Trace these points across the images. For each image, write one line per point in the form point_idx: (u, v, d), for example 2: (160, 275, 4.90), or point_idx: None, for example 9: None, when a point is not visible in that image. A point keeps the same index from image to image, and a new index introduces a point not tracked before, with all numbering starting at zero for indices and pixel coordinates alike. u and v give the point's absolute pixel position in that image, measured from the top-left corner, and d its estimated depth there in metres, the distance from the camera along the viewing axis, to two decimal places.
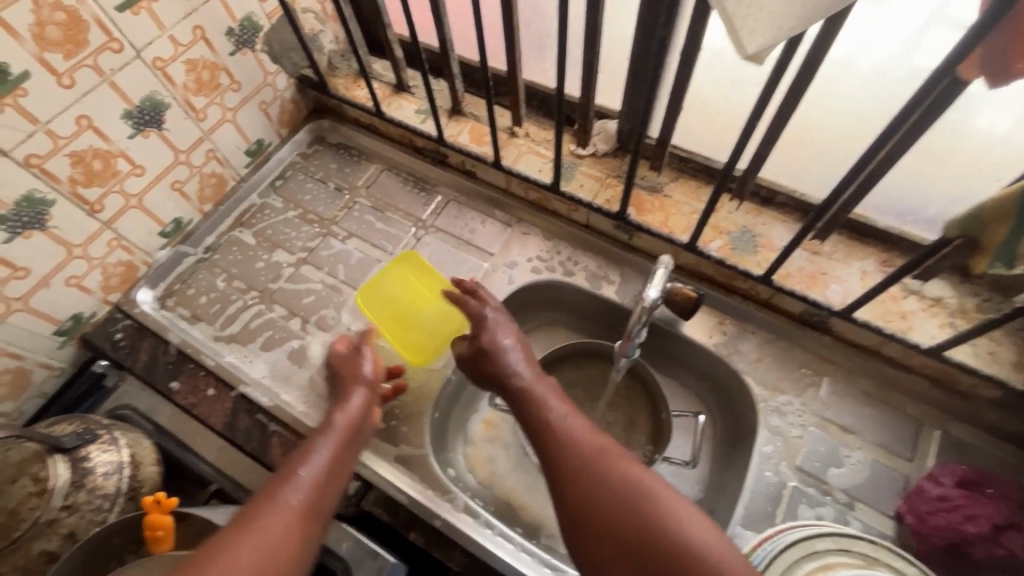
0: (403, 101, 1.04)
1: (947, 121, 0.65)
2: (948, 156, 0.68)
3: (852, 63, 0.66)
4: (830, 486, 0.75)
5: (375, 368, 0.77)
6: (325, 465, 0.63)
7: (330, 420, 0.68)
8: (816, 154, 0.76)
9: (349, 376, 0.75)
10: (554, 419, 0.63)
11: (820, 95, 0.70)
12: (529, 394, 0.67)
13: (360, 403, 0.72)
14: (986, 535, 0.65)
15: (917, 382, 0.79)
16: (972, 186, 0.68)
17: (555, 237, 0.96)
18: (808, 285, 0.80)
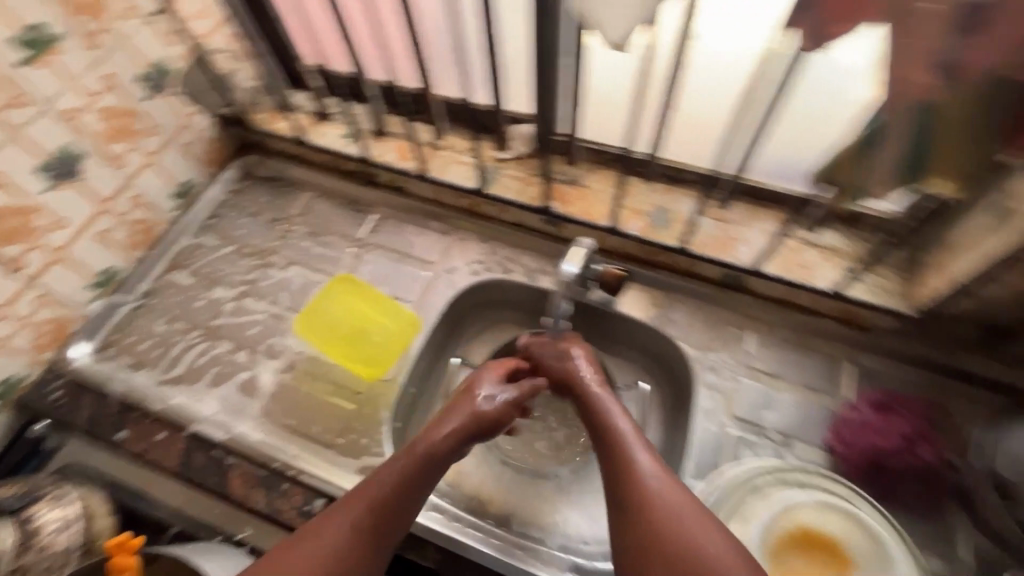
0: (327, 129, 1.07)
1: (808, 79, 0.69)
2: (814, 114, 0.73)
3: (711, 48, 0.71)
4: (766, 428, 0.82)
5: (506, 413, 0.73)
6: (410, 489, 0.63)
7: (429, 443, 0.66)
8: (701, 132, 0.83)
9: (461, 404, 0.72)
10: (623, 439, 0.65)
11: (691, 79, 0.76)
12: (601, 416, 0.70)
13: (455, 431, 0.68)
14: (899, 446, 0.73)
15: (828, 324, 0.87)
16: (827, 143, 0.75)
17: (489, 238, 1.00)
18: (721, 250, 0.87)
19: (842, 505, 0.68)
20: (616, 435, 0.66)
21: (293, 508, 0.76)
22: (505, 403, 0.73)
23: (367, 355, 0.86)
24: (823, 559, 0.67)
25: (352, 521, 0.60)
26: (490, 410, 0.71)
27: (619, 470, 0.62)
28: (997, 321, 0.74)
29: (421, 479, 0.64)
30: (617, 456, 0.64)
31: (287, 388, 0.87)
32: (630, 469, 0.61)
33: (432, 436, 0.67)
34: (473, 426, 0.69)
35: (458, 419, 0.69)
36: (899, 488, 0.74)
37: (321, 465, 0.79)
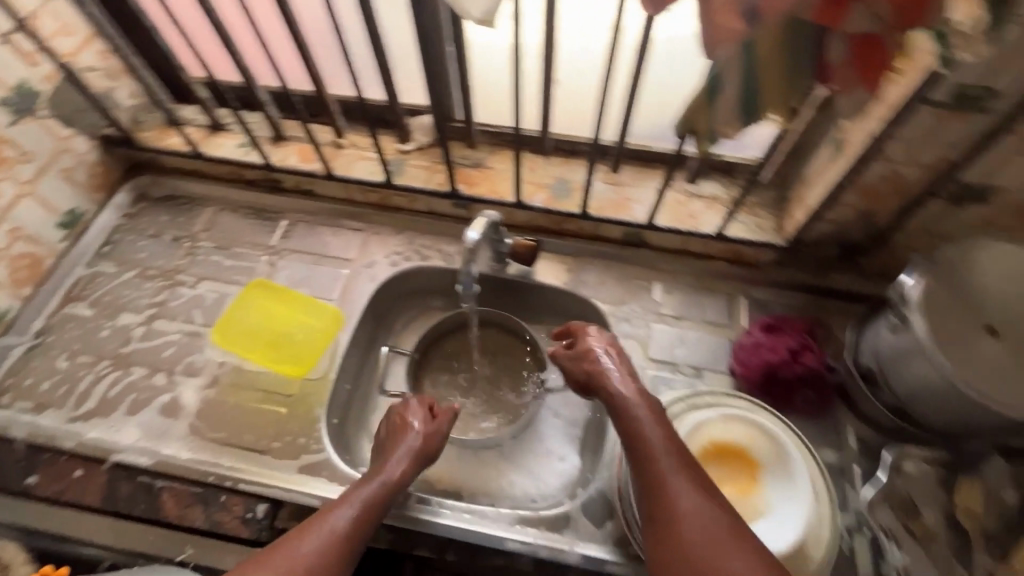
0: (222, 139, 1.04)
1: (656, 55, 0.79)
2: (666, 86, 0.83)
3: (570, 24, 0.79)
4: (678, 365, 0.90)
5: (432, 442, 0.77)
6: (376, 509, 0.68)
7: (389, 473, 0.71)
8: (577, 103, 0.90)
9: (399, 434, 0.77)
10: (653, 445, 0.65)
11: (563, 60, 0.83)
12: (631, 418, 0.68)
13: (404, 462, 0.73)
14: (786, 358, 0.83)
15: (719, 265, 0.97)
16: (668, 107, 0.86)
17: (404, 229, 1.02)
18: (618, 210, 0.95)
19: (746, 414, 0.77)
20: (648, 440, 0.66)
21: (235, 517, 0.75)
22: (422, 436, 0.76)
23: (293, 353, 0.87)
24: (737, 465, 0.76)
25: (337, 520, 0.65)
26: (427, 441, 0.76)
27: (666, 484, 0.62)
28: (848, 239, 0.87)
29: (381, 506, 0.69)
30: (664, 467, 0.63)
31: (212, 403, 0.84)
32: (676, 484, 0.62)
33: (387, 469, 0.72)
34: (421, 456, 0.75)
35: (403, 449, 0.75)
36: (793, 395, 0.84)
37: (257, 472, 0.78)
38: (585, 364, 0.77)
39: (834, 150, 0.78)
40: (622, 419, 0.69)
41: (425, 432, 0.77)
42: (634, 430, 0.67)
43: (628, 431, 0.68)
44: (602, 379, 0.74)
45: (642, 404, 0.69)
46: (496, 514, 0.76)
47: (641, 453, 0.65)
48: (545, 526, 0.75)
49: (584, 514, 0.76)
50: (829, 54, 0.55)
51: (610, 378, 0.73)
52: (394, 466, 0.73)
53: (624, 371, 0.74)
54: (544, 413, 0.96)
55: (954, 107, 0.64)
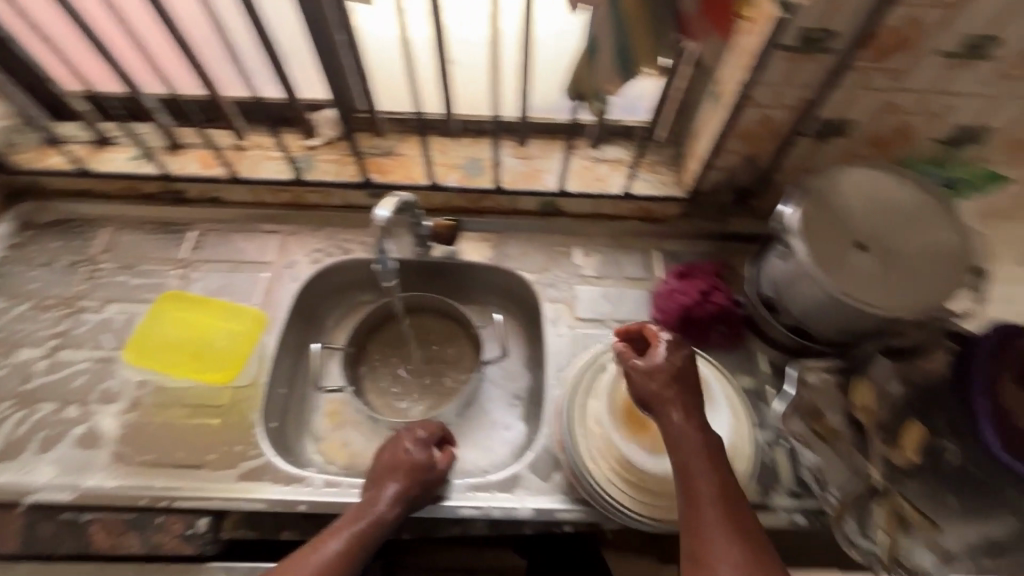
0: (111, 154, 0.98)
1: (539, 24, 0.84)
2: (555, 57, 0.88)
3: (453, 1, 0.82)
4: (605, 320, 0.94)
5: (431, 480, 0.73)
6: (366, 546, 0.65)
7: (381, 507, 0.68)
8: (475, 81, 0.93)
9: (401, 470, 0.71)
10: (701, 494, 0.62)
11: (455, 40, 0.86)
12: (682, 460, 0.64)
13: (396, 498, 0.69)
14: (698, 299, 0.90)
15: (632, 223, 1.03)
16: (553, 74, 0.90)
17: (322, 226, 1.01)
18: (531, 182, 0.98)
19: None
20: (696, 487, 0.62)
21: (175, 536, 0.72)
22: (425, 468, 0.72)
23: (216, 362, 0.85)
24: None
25: (327, 550, 0.63)
26: (426, 476, 0.72)
27: (711, 530, 0.59)
28: (739, 184, 0.94)
29: (369, 543, 0.66)
30: (711, 512, 0.61)
31: (135, 427, 0.80)
32: (720, 530, 0.59)
33: (376, 503, 0.68)
34: (415, 492, 0.71)
35: (394, 484, 0.70)
36: (709, 332, 0.91)
37: (192, 486, 0.75)
38: (649, 385, 0.69)
39: (714, 102, 0.85)
40: (675, 458, 0.65)
41: (424, 466, 0.72)
42: (685, 470, 0.64)
43: (680, 469, 0.64)
44: (666, 407, 0.68)
45: (702, 441, 0.65)
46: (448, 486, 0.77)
47: (690, 493, 0.63)
48: (498, 488, 0.77)
49: (532, 472, 0.79)
50: (684, 6, 0.61)
51: (670, 408, 0.67)
52: (382, 502, 0.68)
53: (690, 402, 0.68)
54: (485, 386, 0.98)
55: (803, 49, 0.71)
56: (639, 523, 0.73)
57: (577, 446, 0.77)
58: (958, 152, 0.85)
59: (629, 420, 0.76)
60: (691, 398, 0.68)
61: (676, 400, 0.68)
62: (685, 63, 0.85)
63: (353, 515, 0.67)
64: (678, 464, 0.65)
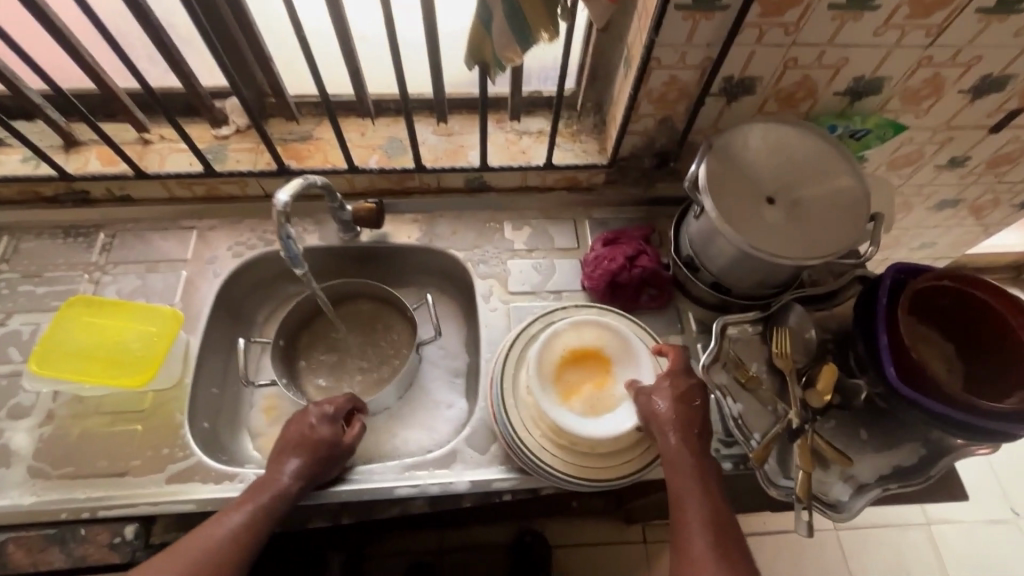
0: (1, 157, 0.92)
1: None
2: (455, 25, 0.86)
3: None
4: (538, 292, 0.95)
5: (336, 453, 0.72)
6: (267, 518, 0.65)
7: (281, 480, 0.67)
8: (376, 55, 0.91)
9: (305, 446, 0.70)
10: (691, 515, 0.64)
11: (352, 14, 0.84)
12: (676, 480, 0.66)
13: (298, 471, 0.69)
14: (624, 264, 0.92)
15: (560, 194, 1.03)
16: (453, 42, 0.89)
17: (242, 218, 0.97)
18: (453, 158, 0.97)
19: (592, 319, 0.83)
20: (686, 507, 0.65)
21: (101, 547, 0.69)
22: (331, 440, 0.72)
23: (122, 368, 0.79)
24: (593, 366, 0.82)
25: (229, 523, 0.62)
26: (328, 447, 0.71)
27: (698, 549, 0.62)
28: (659, 148, 0.96)
29: (272, 516, 0.65)
30: (702, 537, 0.62)
31: (47, 440, 0.76)
32: (710, 555, 0.61)
33: (278, 477, 0.68)
34: (319, 464, 0.70)
35: (297, 458, 0.69)
36: (638, 296, 0.93)
37: (117, 494, 0.73)
38: (658, 408, 0.71)
39: (625, 67, 0.85)
40: (669, 480, 0.67)
41: (328, 439, 0.72)
42: (678, 491, 0.66)
43: (675, 496, 0.66)
44: (670, 430, 0.69)
45: (699, 468, 0.67)
46: (385, 469, 0.77)
47: (682, 518, 0.64)
48: (435, 466, 0.78)
49: (469, 446, 0.80)
50: None
51: (669, 431, 0.69)
52: (284, 476, 0.68)
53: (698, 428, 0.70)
54: (425, 367, 0.98)
55: (696, 8, 0.72)
56: (571, 485, 0.75)
57: (509, 416, 0.78)
58: (860, 104, 0.88)
59: (562, 386, 0.79)
60: (696, 424, 0.70)
61: (674, 422, 0.69)
62: (592, 29, 0.85)
63: (256, 488, 0.67)
64: (671, 484, 0.67)
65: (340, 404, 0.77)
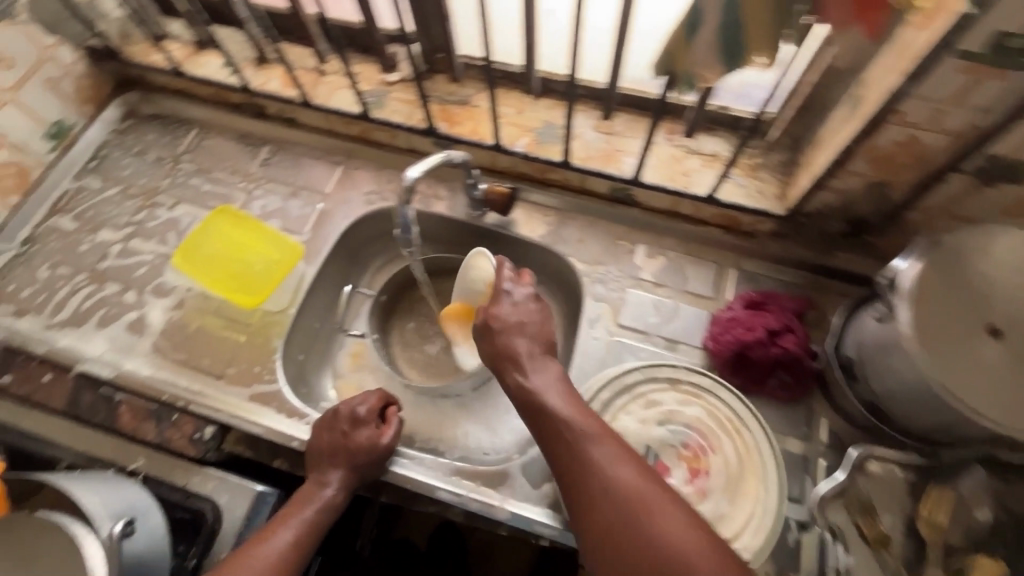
0: (207, 58, 1.01)
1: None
2: (653, 19, 0.74)
3: None
4: (649, 334, 0.84)
5: (377, 463, 0.73)
6: (316, 534, 0.67)
7: (325, 493, 0.69)
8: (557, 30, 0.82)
9: (344, 456, 0.71)
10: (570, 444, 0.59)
11: None
12: (538, 415, 0.63)
13: (339, 482, 0.70)
14: (763, 339, 0.77)
15: (711, 231, 0.89)
16: (647, 38, 0.77)
17: (383, 166, 0.98)
18: (605, 162, 0.87)
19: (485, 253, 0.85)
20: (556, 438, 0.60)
21: (184, 436, 0.77)
22: (373, 448, 0.72)
23: (243, 285, 0.86)
24: None
25: (279, 542, 0.64)
26: (371, 459, 0.72)
27: (584, 479, 0.57)
28: (855, 214, 0.77)
29: (319, 527, 0.67)
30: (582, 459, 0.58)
31: (174, 324, 0.86)
32: (601, 472, 0.56)
33: (320, 489, 0.69)
34: (360, 472, 0.71)
35: (340, 469, 0.70)
36: (765, 378, 0.78)
37: (211, 394, 0.80)
38: (495, 340, 0.69)
39: (846, 109, 0.68)
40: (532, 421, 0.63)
41: (369, 449, 0.72)
42: (545, 430, 0.62)
43: (541, 432, 0.62)
44: (513, 358, 0.67)
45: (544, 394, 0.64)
46: (435, 464, 0.75)
47: (558, 452, 0.60)
48: (482, 481, 0.74)
49: (522, 474, 0.75)
50: None
51: (516, 365, 0.67)
52: (327, 486, 0.70)
53: (524, 354, 0.67)
54: None
55: (986, 61, 0.53)
56: None
57: None
58: None
59: None
60: (522, 355, 0.67)
61: (517, 355, 0.67)
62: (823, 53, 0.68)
63: (298, 502, 0.68)
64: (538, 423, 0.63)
65: (369, 403, 0.76)
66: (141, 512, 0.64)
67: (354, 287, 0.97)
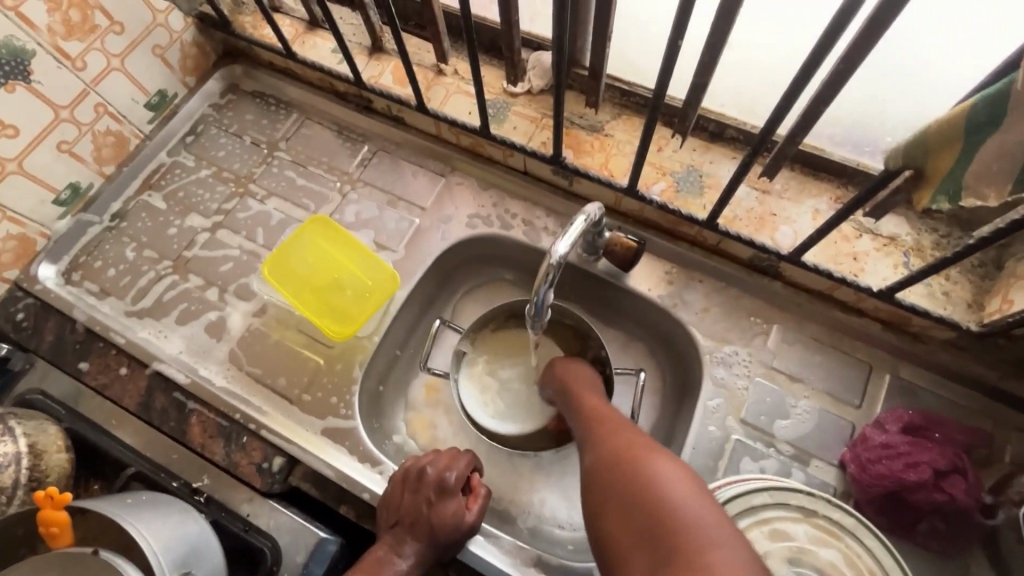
0: (318, 40, 0.93)
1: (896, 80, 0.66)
2: (900, 104, 0.66)
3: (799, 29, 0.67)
4: (774, 438, 0.72)
5: (456, 538, 0.66)
6: None
7: (398, 568, 0.63)
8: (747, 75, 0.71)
9: (423, 529, 0.64)
10: (591, 413, 0.64)
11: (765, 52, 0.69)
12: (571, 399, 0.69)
13: (415, 557, 0.64)
14: (927, 481, 0.63)
15: (868, 325, 0.75)
16: (877, 126, 0.68)
17: (491, 187, 0.88)
18: (756, 228, 0.74)
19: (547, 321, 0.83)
20: (579, 412, 0.66)
21: (251, 463, 0.72)
22: (456, 525, 0.65)
23: (335, 313, 0.80)
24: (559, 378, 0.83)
25: None
26: (452, 536, 0.65)
27: (592, 433, 0.61)
28: None
29: None
30: (594, 421, 0.62)
31: (252, 333, 0.80)
32: (610, 426, 0.60)
33: (395, 561, 0.64)
34: (439, 547, 0.65)
35: (419, 543, 0.64)
36: (915, 522, 0.65)
37: (282, 422, 0.74)
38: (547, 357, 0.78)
39: None
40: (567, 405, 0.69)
41: (452, 528, 0.65)
42: (575, 405, 0.67)
43: (570, 410, 0.68)
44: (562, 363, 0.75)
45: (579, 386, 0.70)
46: (515, 550, 0.67)
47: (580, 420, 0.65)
48: None
49: None
50: None
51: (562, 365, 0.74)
52: (401, 558, 0.64)
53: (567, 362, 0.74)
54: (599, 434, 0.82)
55: None
56: None
57: None
58: None
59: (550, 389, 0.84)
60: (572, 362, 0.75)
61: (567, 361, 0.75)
62: None
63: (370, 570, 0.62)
64: (571, 403, 0.69)
65: (456, 465, 0.69)
66: (200, 557, 0.59)
67: (443, 322, 0.85)
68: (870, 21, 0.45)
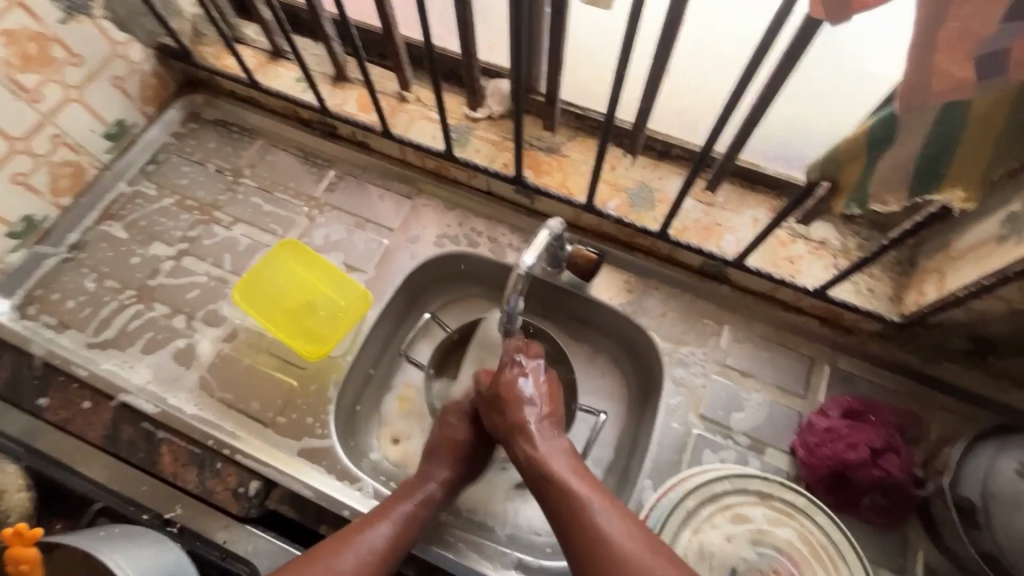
0: (281, 70, 0.96)
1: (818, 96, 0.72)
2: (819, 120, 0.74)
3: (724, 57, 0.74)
4: (732, 430, 0.78)
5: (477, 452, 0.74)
6: (411, 530, 0.65)
7: (428, 489, 0.69)
8: (688, 98, 0.78)
9: (450, 446, 0.72)
10: (578, 509, 0.59)
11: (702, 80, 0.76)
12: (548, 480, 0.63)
13: (446, 474, 0.70)
14: (866, 459, 0.69)
15: (807, 322, 0.82)
16: (801, 142, 0.77)
17: (456, 207, 0.91)
18: (703, 237, 0.81)
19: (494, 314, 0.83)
20: (560, 503, 0.61)
21: (226, 489, 0.72)
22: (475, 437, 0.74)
23: (308, 334, 0.81)
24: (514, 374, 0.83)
25: (376, 536, 0.63)
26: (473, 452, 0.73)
27: (585, 540, 0.57)
28: (981, 331, 0.71)
29: (418, 523, 0.66)
30: (584, 524, 0.58)
31: (222, 359, 0.80)
32: (605, 531, 0.57)
33: (426, 481, 0.69)
34: (464, 466, 0.72)
35: (449, 461, 0.71)
36: (860, 497, 0.71)
37: (257, 445, 0.74)
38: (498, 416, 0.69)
39: (987, 221, 0.63)
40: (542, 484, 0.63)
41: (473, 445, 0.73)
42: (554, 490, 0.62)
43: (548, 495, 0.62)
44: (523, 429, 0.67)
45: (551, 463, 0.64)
46: (497, 554, 0.70)
47: (563, 513, 0.60)
48: None
49: None
50: None
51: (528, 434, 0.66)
52: (434, 480, 0.69)
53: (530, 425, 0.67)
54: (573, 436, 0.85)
55: None
56: None
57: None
58: None
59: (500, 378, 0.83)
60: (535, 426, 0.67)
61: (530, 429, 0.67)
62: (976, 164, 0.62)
63: (404, 492, 0.68)
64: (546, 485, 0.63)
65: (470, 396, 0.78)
66: None
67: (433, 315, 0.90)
68: (787, 55, 0.52)
